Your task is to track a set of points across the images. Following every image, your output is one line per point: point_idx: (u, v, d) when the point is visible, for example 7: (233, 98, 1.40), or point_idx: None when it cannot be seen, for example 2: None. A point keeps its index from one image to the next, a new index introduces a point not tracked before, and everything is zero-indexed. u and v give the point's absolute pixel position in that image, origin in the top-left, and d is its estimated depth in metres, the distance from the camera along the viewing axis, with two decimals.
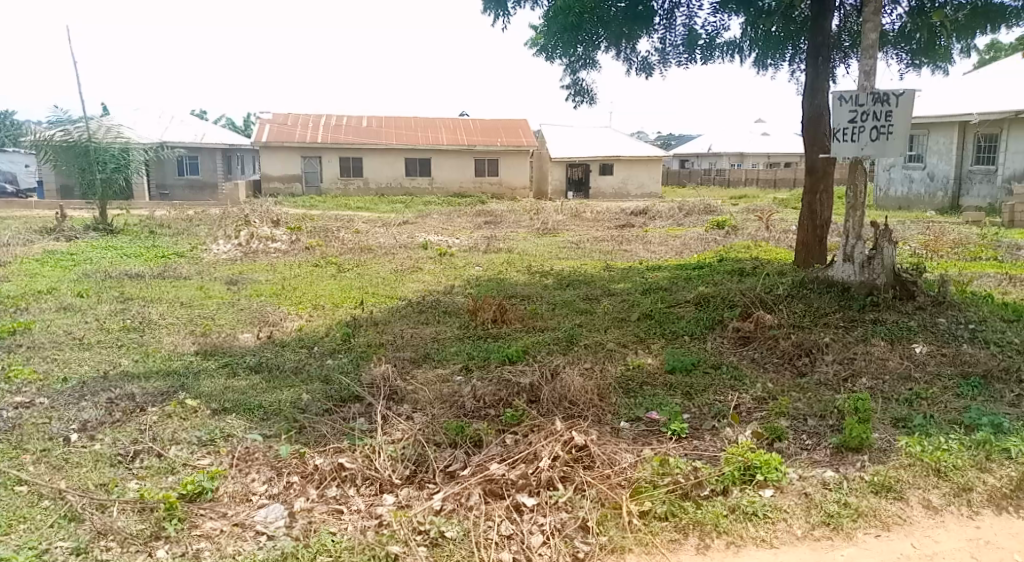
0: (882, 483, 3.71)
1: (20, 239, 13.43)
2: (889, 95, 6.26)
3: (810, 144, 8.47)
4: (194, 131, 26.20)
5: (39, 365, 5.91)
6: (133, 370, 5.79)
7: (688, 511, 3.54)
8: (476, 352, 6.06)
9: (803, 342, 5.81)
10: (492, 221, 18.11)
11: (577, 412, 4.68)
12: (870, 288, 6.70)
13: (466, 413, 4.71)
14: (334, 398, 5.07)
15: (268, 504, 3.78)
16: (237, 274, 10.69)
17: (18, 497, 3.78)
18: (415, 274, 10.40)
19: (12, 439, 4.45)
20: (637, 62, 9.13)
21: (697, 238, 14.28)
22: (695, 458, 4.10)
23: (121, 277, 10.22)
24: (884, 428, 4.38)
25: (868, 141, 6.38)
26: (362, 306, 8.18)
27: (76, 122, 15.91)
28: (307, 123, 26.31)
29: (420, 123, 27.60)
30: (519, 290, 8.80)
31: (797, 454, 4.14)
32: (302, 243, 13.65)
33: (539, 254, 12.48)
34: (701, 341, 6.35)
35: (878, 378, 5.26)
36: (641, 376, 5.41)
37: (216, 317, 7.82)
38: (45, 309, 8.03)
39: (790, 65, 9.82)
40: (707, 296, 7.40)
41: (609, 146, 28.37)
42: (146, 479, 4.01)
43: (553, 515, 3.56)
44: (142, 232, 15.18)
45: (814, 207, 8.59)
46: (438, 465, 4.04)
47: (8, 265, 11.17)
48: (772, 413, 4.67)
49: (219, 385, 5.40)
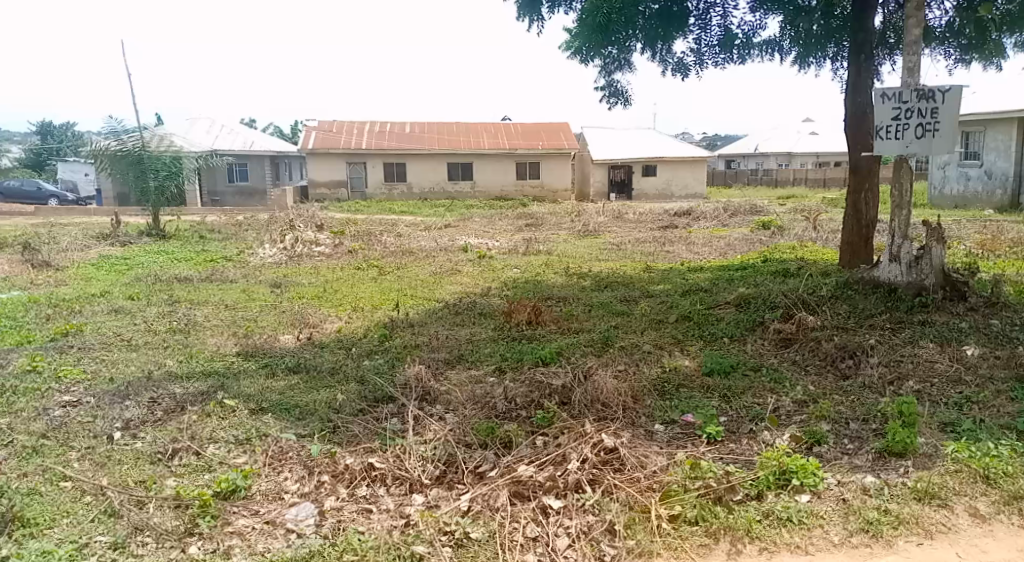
0: (925, 490, 3.55)
1: (78, 244, 13.92)
2: (934, 92, 6.03)
3: (855, 141, 8.23)
4: (243, 139, 26.80)
5: (88, 365, 6.10)
6: (176, 371, 5.92)
7: (719, 515, 3.44)
8: (510, 354, 6.04)
9: (847, 345, 5.65)
10: (533, 223, 18.11)
11: (609, 415, 4.62)
12: (918, 289, 6.50)
13: (498, 414, 4.68)
14: (369, 399, 5.11)
15: (299, 502, 3.82)
16: (281, 277, 10.89)
17: (62, 493, 3.89)
18: (453, 276, 10.45)
19: (59, 437, 4.58)
20: (672, 62, 9.00)
21: (741, 239, 14.03)
22: (730, 461, 4.00)
23: (171, 280, 10.51)
24: (930, 433, 4.21)
25: (912, 139, 6.16)
26: (399, 308, 8.25)
27: (131, 132, 16.39)
28: (351, 129, 26.73)
29: (462, 127, 27.76)
30: (556, 292, 8.76)
31: (836, 458, 4.02)
32: (344, 247, 13.83)
33: (579, 256, 12.41)
34: (741, 343, 6.23)
35: (926, 381, 5.07)
36: (678, 378, 5.32)
37: (258, 319, 7.99)
38: (96, 312, 8.28)
39: (833, 62, 9.59)
40: (748, 298, 7.28)
41: (652, 148, 28.09)
42: (183, 477, 4.10)
43: (579, 518, 3.50)
44: (192, 237, 15.57)
45: (859, 205, 8.35)
46: (467, 466, 4.04)
47: (65, 270, 11.58)
48: (812, 416, 4.55)
49: (258, 385, 5.49)
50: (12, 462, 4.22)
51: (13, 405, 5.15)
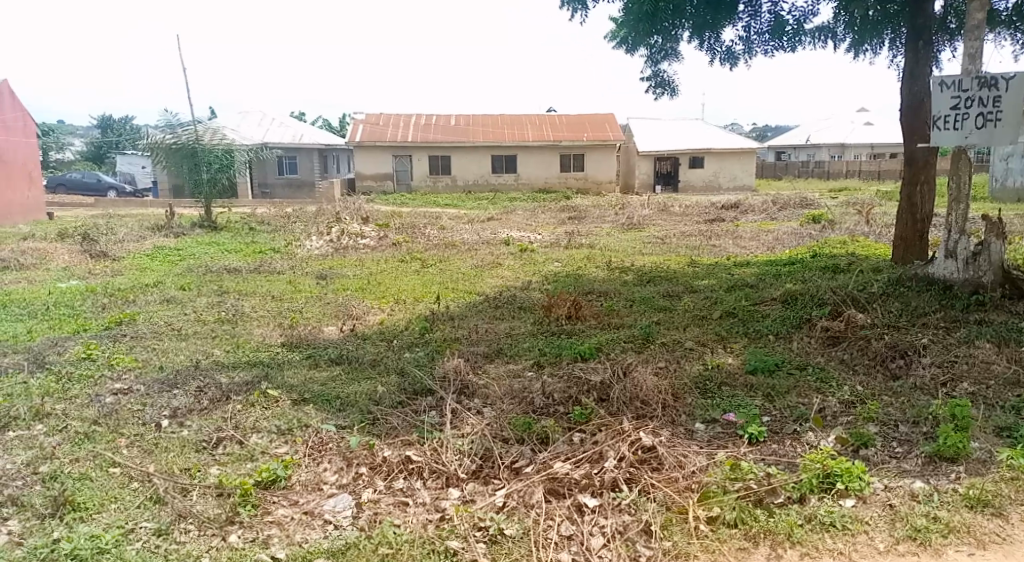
0: (977, 497, 3.41)
1: (133, 235, 14.34)
2: (997, 79, 5.77)
3: (910, 133, 7.95)
4: (292, 132, 27.24)
5: (139, 354, 6.29)
6: (223, 361, 6.06)
7: (759, 518, 3.36)
8: (549, 349, 6.01)
9: (898, 344, 5.47)
10: (577, 216, 18.01)
11: (649, 412, 4.56)
12: (975, 286, 6.27)
13: (535, 409, 4.67)
14: (408, 391, 5.15)
15: (337, 494, 3.87)
16: (327, 269, 11.05)
17: (111, 479, 4.01)
18: (495, 269, 10.45)
19: (110, 423, 4.72)
20: (721, 51, 8.80)
21: (790, 233, 13.73)
22: (772, 463, 3.92)
23: (221, 271, 10.76)
24: (984, 438, 4.05)
25: (972, 130, 5.93)
26: (440, 301, 8.29)
27: (185, 126, 16.77)
28: (398, 122, 26.94)
29: (507, 119, 27.73)
30: (597, 286, 8.69)
31: (883, 462, 3.89)
32: (389, 239, 13.97)
33: (622, 250, 12.30)
34: (786, 340, 6.09)
35: (981, 383, 4.89)
36: (720, 376, 5.22)
37: (303, 310, 8.12)
38: (149, 302, 8.52)
39: (889, 49, 9.27)
40: (795, 294, 7.11)
41: (699, 139, 27.64)
42: (226, 466, 4.19)
43: (615, 517, 3.45)
44: (242, 229, 15.91)
45: (914, 199, 8.08)
46: (503, 461, 4.04)
47: (121, 260, 11.95)
48: (859, 417, 4.43)
49: (300, 376, 5.58)
50: (64, 448, 4.37)
51: (68, 392, 5.34)
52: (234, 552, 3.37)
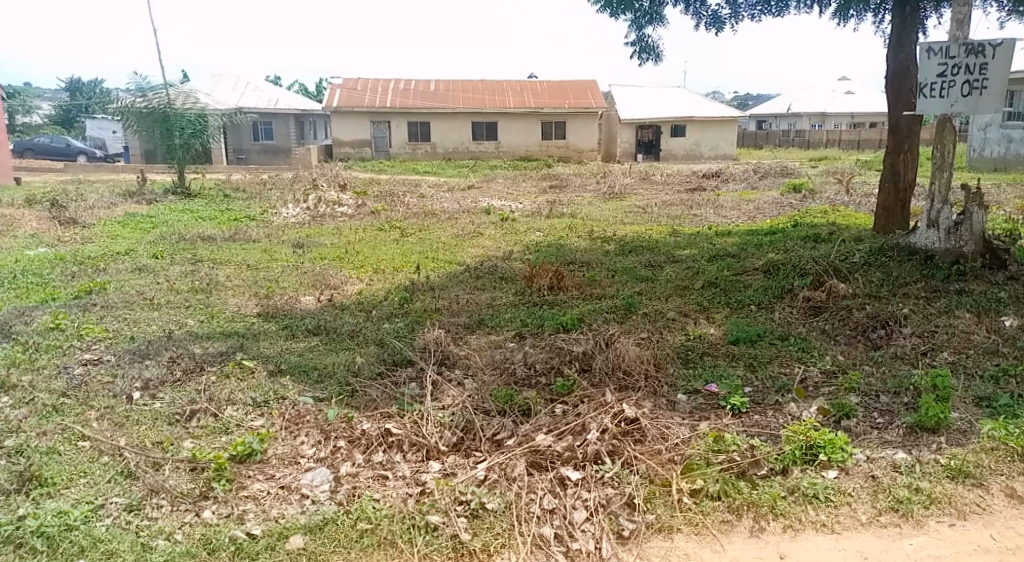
0: (959, 468, 3.41)
1: (104, 202, 13.98)
2: (984, 46, 5.70)
3: (894, 102, 7.91)
4: (268, 97, 26.66)
5: (110, 324, 6.12)
6: (197, 331, 5.92)
7: (742, 491, 3.33)
8: (530, 319, 5.94)
9: (880, 314, 5.47)
10: (558, 185, 17.86)
11: (631, 383, 4.52)
12: (956, 256, 6.28)
13: (517, 380, 4.60)
14: (387, 362, 5.06)
15: (315, 467, 3.79)
16: (304, 237, 10.85)
17: (81, 453, 3.89)
18: (476, 239, 10.32)
19: (79, 396, 4.59)
20: (707, 16, 8.65)
21: (771, 202, 13.69)
22: (755, 434, 3.89)
23: (195, 239, 10.52)
24: (964, 408, 4.05)
25: (959, 97, 5.89)
26: (420, 271, 8.16)
27: (157, 90, 16.30)
28: (376, 87, 26.44)
29: (487, 86, 27.33)
30: (578, 256, 8.60)
31: (865, 432, 3.88)
32: (367, 207, 13.75)
33: (604, 219, 12.21)
34: (768, 310, 6.07)
35: (961, 352, 4.90)
36: (702, 347, 5.19)
37: (280, 279, 7.96)
38: (120, 270, 8.30)
39: (875, 15, 9.19)
40: (777, 264, 7.09)
41: (681, 107, 27.47)
42: (201, 439, 4.09)
43: (598, 490, 3.40)
44: (217, 196, 15.58)
45: (896, 168, 8.05)
46: (485, 433, 3.98)
47: (91, 227, 11.64)
48: (841, 388, 4.42)
49: (277, 347, 5.47)
50: (31, 421, 4.24)
51: (35, 362, 5.19)
52: (208, 528, 3.29)
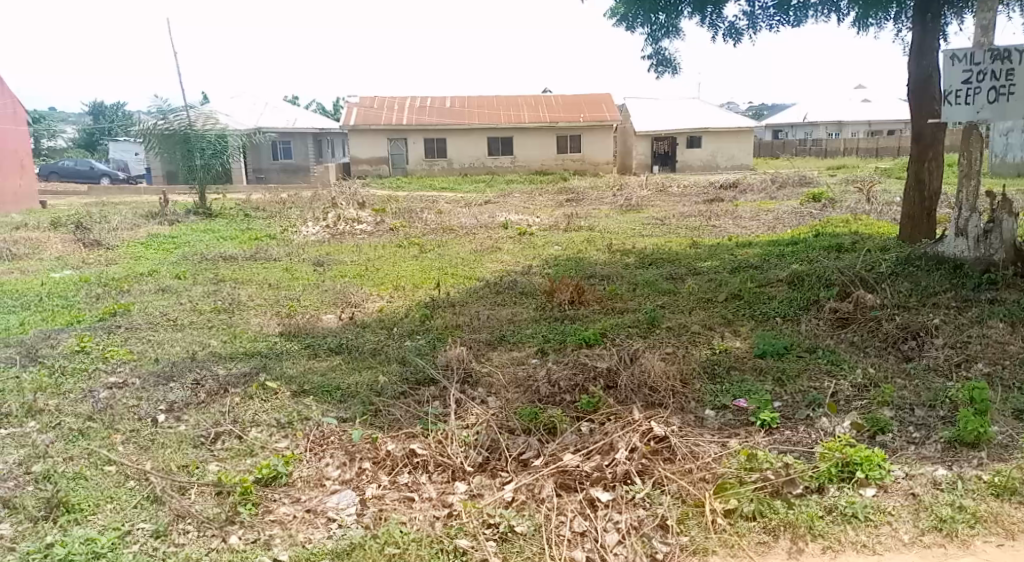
0: (1004, 485, 3.30)
1: (127, 223, 14.13)
2: (1010, 52, 5.65)
3: (917, 108, 7.80)
4: (286, 116, 26.94)
5: (134, 345, 6.15)
6: (221, 352, 5.93)
7: (778, 510, 3.26)
8: (552, 335, 5.88)
9: (909, 326, 5.36)
10: (575, 198, 17.82)
11: (658, 400, 4.45)
12: (986, 265, 6.15)
13: (541, 398, 4.54)
14: (410, 381, 5.02)
15: (340, 490, 3.75)
16: (324, 255, 10.88)
17: (107, 477, 3.88)
18: (495, 254, 10.30)
19: (105, 419, 4.59)
20: (724, 27, 8.61)
21: (791, 212, 13.56)
22: (788, 451, 3.81)
23: (217, 259, 10.59)
24: (1003, 421, 3.94)
25: (984, 104, 5.78)
26: (440, 287, 8.14)
27: (177, 112, 16.51)
28: (392, 104, 26.64)
29: (503, 101, 27.43)
30: (598, 270, 8.55)
31: (902, 448, 3.78)
32: (386, 224, 13.80)
33: (622, 231, 12.16)
34: (794, 322, 5.97)
35: (996, 364, 4.78)
36: (728, 361, 5.11)
37: (301, 298, 7.97)
38: (143, 291, 8.36)
39: (895, 22, 9.11)
40: (801, 275, 6.98)
41: (697, 118, 27.40)
42: (225, 462, 4.07)
43: (629, 512, 3.34)
44: (237, 216, 15.70)
45: (921, 176, 7.93)
46: (510, 453, 3.92)
47: (115, 249, 11.76)
48: (873, 402, 4.32)
49: (300, 367, 5.45)
50: (58, 446, 4.24)
51: (61, 386, 5.21)
52: (235, 554, 3.26)
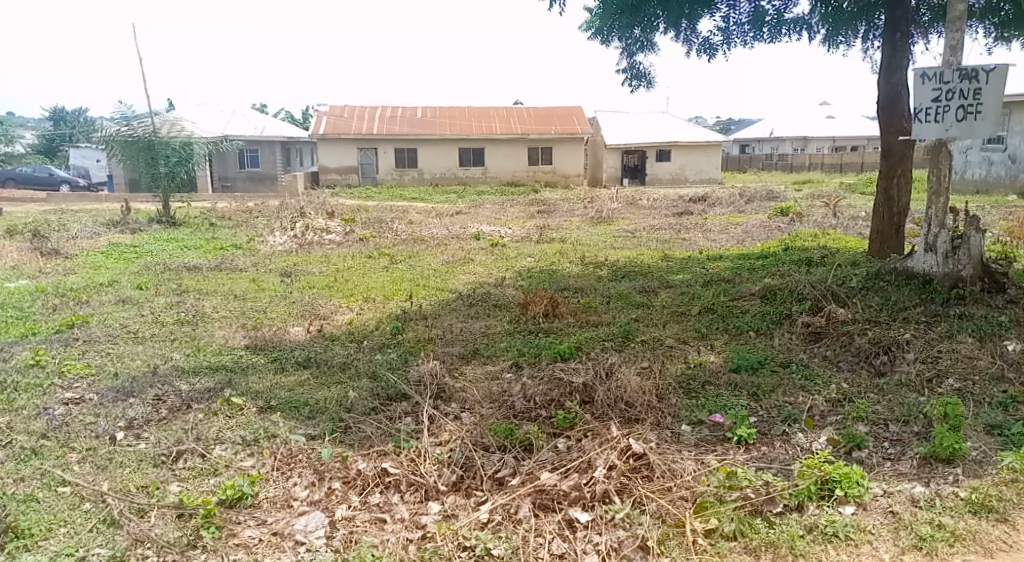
0: (982, 503, 3.29)
1: (88, 232, 13.76)
2: (977, 71, 5.71)
3: (886, 126, 7.91)
4: (254, 125, 26.57)
5: (93, 359, 5.92)
6: (184, 366, 5.73)
7: (758, 530, 3.20)
8: (526, 349, 5.80)
9: (881, 340, 5.38)
10: (545, 210, 17.82)
11: (635, 415, 4.38)
12: (955, 280, 6.22)
13: (516, 414, 4.45)
14: (381, 397, 4.89)
15: (309, 511, 3.62)
16: (292, 266, 10.69)
17: (60, 499, 3.69)
18: (466, 265, 10.20)
19: (60, 437, 4.39)
20: (698, 43, 8.66)
21: (759, 226, 13.69)
22: (767, 468, 3.77)
23: (180, 269, 10.32)
24: (977, 437, 3.95)
25: (953, 122, 5.86)
26: (411, 299, 8.01)
27: (141, 119, 16.15)
28: (362, 114, 26.44)
29: (474, 112, 27.40)
30: (571, 282, 8.49)
31: (879, 464, 3.76)
32: (355, 234, 13.62)
33: (593, 244, 12.16)
34: (768, 337, 5.97)
35: (967, 379, 4.81)
36: (703, 375, 5.07)
37: (268, 310, 7.79)
38: (103, 302, 8.10)
39: (863, 41, 9.26)
40: (774, 289, 7.00)
41: (666, 132, 27.65)
42: (187, 482, 3.90)
43: (608, 533, 3.26)
44: (202, 224, 15.39)
45: (890, 192, 8.04)
46: (485, 471, 3.82)
47: (74, 258, 11.42)
48: (849, 417, 4.31)
49: (267, 382, 5.28)
50: (8, 466, 4.03)
51: (14, 403, 4.98)
52: None
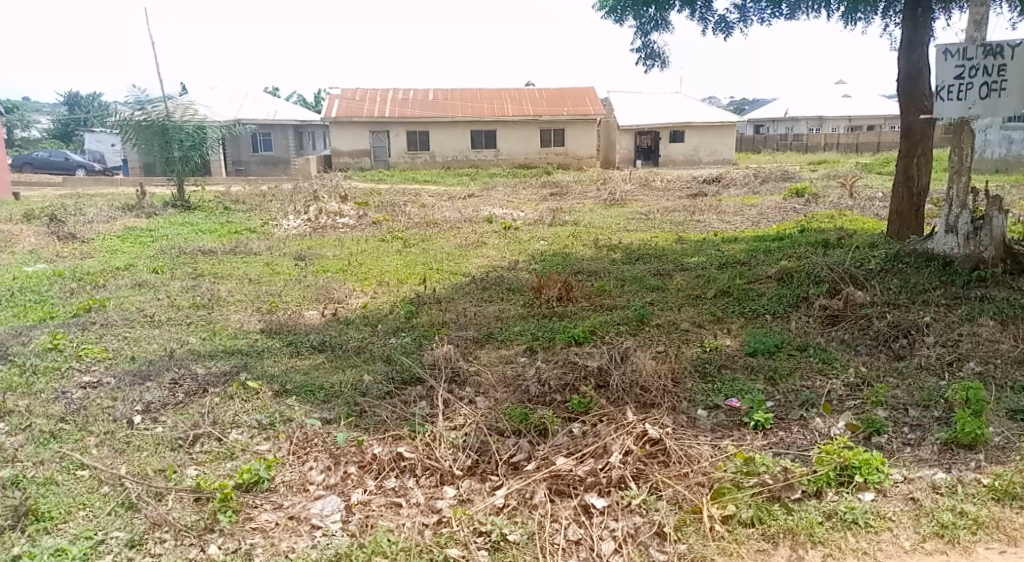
0: (1005, 490, 3.24)
1: (104, 216, 13.84)
2: (1002, 47, 5.58)
3: (906, 105, 7.77)
4: (267, 108, 26.55)
5: (110, 343, 5.95)
6: (200, 350, 5.76)
7: (776, 517, 3.18)
8: (540, 333, 5.77)
9: (900, 323, 5.31)
10: (558, 192, 17.73)
11: (650, 400, 4.35)
12: (976, 262, 6.12)
13: (531, 398, 4.43)
14: (396, 381, 4.88)
15: (325, 495, 3.62)
16: (305, 249, 10.70)
17: (79, 483, 3.73)
18: (480, 248, 10.17)
19: (78, 421, 4.42)
20: (714, 21, 8.52)
21: (775, 207, 13.56)
22: (784, 454, 3.73)
23: (195, 253, 10.36)
24: (999, 422, 3.89)
25: (976, 99, 5.75)
26: (425, 283, 8.01)
27: (154, 102, 16.17)
28: (374, 96, 26.35)
29: (487, 94, 27.23)
30: (585, 265, 8.45)
31: (898, 450, 3.72)
32: (368, 218, 13.61)
33: (607, 226, 12.09)
34: (785, 320, 5.92)
35: (989, 362, 4.74)
36: (719, 359, 5.03)
37: (283, 294, 7.80)
38: (120, 286, 8.14)
39: (882, 17, 9.08)
40: (791, 271, 6.92)
41: (680, 112, 27.38)
42: (204, 466, 3.92)
43: (625, 519, 3.25)
44: (217, 208, 15.44)
45: (909, 172, 7.92)
46: (500, 456, 3.81)
47: (91, 242, 11.49)
48: (868, 401, 4.26)
49: (282, 366, 5.29)
50: (28, 449, 4.07)
51: (33, 386, 5.01)
52: None
